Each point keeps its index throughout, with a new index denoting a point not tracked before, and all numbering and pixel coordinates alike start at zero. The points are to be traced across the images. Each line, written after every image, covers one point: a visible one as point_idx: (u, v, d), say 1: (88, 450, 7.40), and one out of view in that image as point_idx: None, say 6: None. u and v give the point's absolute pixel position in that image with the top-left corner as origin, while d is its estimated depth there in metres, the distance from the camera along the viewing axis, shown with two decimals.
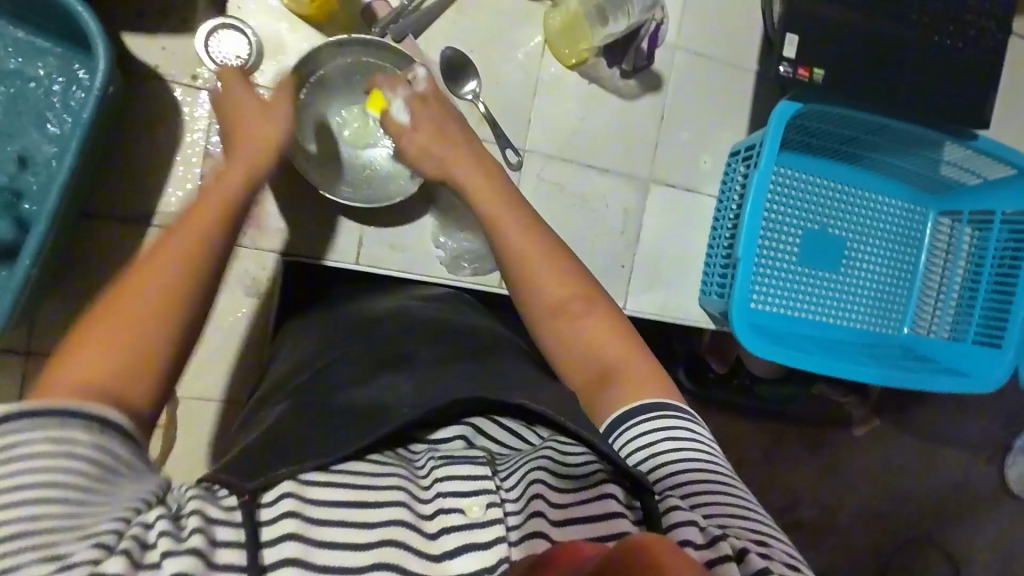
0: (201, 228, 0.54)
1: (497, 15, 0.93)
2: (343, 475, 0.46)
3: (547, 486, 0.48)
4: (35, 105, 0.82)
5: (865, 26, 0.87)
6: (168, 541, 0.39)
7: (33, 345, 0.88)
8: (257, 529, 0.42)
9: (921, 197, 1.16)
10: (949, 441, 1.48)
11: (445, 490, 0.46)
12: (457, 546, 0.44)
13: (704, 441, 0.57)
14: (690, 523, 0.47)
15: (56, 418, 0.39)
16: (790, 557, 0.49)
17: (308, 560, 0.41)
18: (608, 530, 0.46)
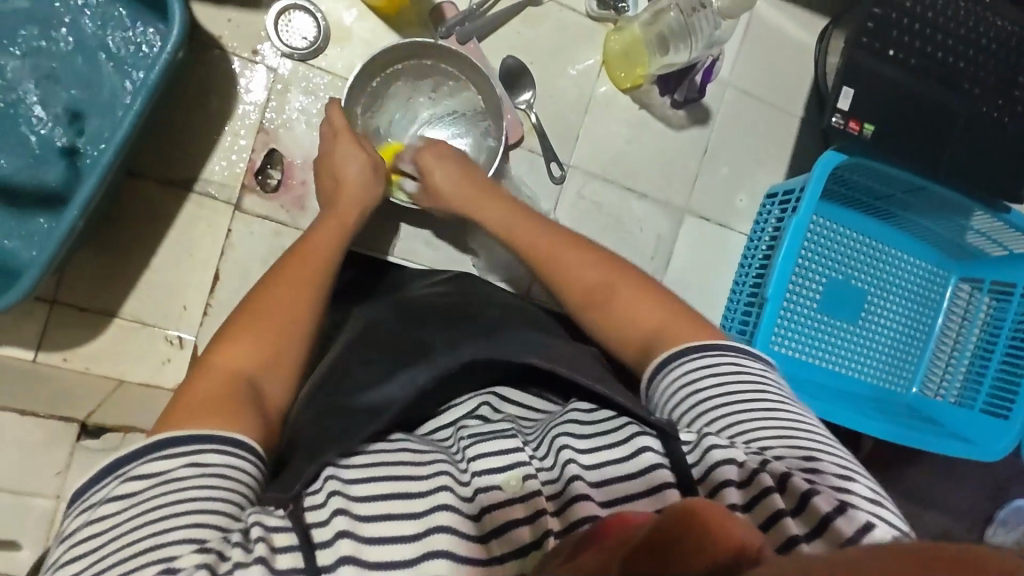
0: (298, 270, 0.65)
1: (560, 30, 0.94)
2: (382, 466, 0.46)
3: (577, 452, 0.49)
4: (101, 61, 0.84)
5: (917, 89, 0.89)
6: (240, 552, 0.40)
7: (60, 293, 0.88)
8: (308, 533, 0.43)
9: (944, 262, 1.18)
10: (935, 505, 1.49)
11: (481, 468, 0.47)
12: (501, 523, 0.44)
13: (750, 367, 0.55)
14: (730, 461, 0.47)
15: (199, 445, 0.45)
16: (845, 466, 0.49)
17: (361, 558, 0.41)
18: (649, 486, 0.47)
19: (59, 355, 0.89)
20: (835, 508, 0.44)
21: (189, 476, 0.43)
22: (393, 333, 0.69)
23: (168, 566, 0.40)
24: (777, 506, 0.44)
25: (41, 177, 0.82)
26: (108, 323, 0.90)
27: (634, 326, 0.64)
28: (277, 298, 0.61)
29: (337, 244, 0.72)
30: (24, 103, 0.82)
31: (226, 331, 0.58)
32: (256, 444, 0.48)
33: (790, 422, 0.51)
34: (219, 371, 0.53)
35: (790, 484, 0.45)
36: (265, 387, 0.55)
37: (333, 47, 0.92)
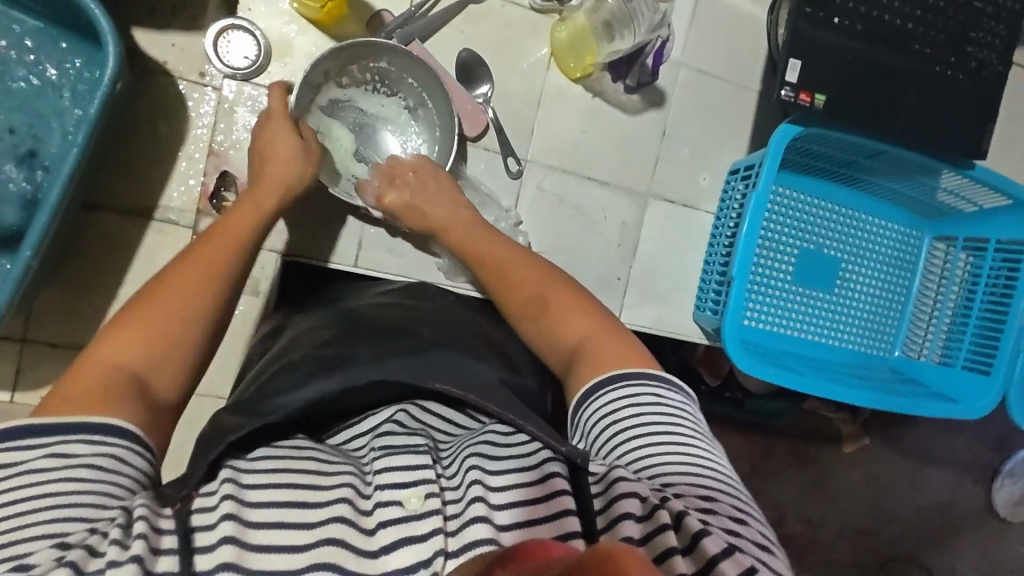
0: (215, 249, 0.65)
1: (507, 26, 0.94)
2: (281, 475, 0.48)
3: (485, 472, 0.49)
4: (45, 99, 0.84)
5: (865, 54, 0.88)
6: (115, 549, 0.40)
7: (29, 332, 0.89)
8: (190, 536, 0.43)
9: (917, 222, 1.17)
10: (934, 461, 1.49)
11: (384, 483, 0.48)
12: (394, 541, 0.45)
13: (671, 406, 0.56)
14: (632, 495, 0.48)
15: (63, 439, 0.45)
16: (739, 512, 0.50)
17: (243, 564, 0.42)
18: (551, 510, 0.48)
19: (33, 394, 0.89)
20: (722, 551, 0.44)
21: (50, 468, 0.44)
22: (347, 349, 0.69)
23: (22, 561, 0.39)
24: (668, 544, 0.44)
25: None
26: (80, 356, 0.90)
27: (565, 339, 0.68)
28: (182, 276, 0.60)
29: (256, 220, 0.71)
30: None
31: (118, 318, 0.56)
32: (138, 430, 0.49)
33: (694, 457, 0.53)
34: (101, 364, 0.52)
35: (684, 524, 0.46)
36: (155, 379, 0.54)
37: (275, 64, 0.89)
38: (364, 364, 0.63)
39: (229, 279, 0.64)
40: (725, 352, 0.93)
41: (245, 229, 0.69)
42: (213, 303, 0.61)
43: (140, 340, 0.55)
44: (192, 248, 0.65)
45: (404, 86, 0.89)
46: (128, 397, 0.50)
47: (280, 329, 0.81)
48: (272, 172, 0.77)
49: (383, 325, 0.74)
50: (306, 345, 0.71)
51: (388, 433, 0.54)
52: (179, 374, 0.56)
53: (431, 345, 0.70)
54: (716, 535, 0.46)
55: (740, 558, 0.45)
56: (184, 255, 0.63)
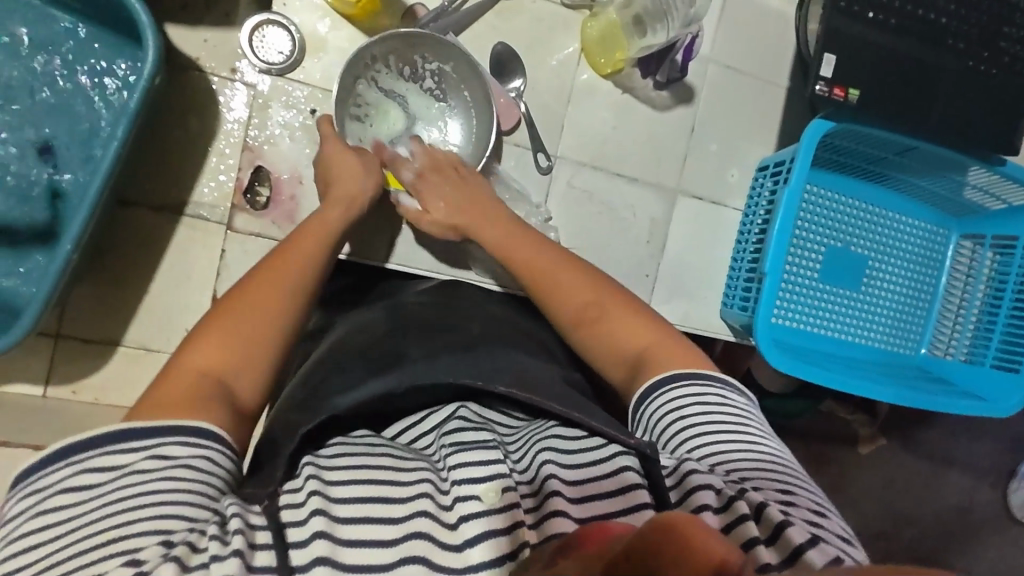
0: (285, 270, 0.66)
1: (538, 21, 0.94)
2: (361, 470, 0.49)
3: (559, 467, 0.51)
4: (81, 94, 0.84)
5: (898, 49, 0.87)
6: (216, 545, 0.43)
7: (63, 328, 0.89)
8: (282, 531, 0.45)
9: (943, 220, 1.17)
10: (954, 463, 1.47)
11: (461, 478, 0.49)
12: (477, 535, 0.46)
13: (736, 407, 0.58)
14: (708, 487, 0.50)
15: (162, 439, 0.47)
16: (816, 504, 0.52)
17: (337, 559, 0.43)
18: (628, 503, 0.49)
19: (66, 388, 0.90)
20: (807, 540, 0.46)
21: (153, 468, 0.45)
22: (392, 348, 0.70)
23: (134, 557, 0.41)
24: (751, 534, 0.46)
25: (34, 216, 0.84)
26: (113, 351, 0.91)
27: (626, 352, 0.69)
28: (255, 294, 0.62)
29: (324, 240, 0.73)
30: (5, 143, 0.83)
31: (198, 329, 0.59)
32: (224, 434, 0.51)
33: (764, 454, 0.55)
34: (187, 374, 0.54)
35: (765, 515, 0.47)
36: (236, 387, 0.56)
37: (309, 59, 0.89)
38: (416, 362, 0.65)
39: (304, 299, 0.66)
40: (756, 347, 0.93)
41: (314, 247, 0.71)
42: (286, 317, 0.63)
43: (220, 346, 0.57)
44: (262, 267, 0.66)
45: (450, 83, 0.90)
46: (212, 401, 0.52)
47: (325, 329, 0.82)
48: (335, 196, 0.77)
49: (421, 323, 0.75)
50: (360, 343, 0.72)
51: (455, 430, 0.56)
52: (256, 380, 0.58)
53: (480, 340, 0.71)
54: (798, 526, 0.47)
55: (826, 548, 0.46)
56: (258, 270, 0.65)
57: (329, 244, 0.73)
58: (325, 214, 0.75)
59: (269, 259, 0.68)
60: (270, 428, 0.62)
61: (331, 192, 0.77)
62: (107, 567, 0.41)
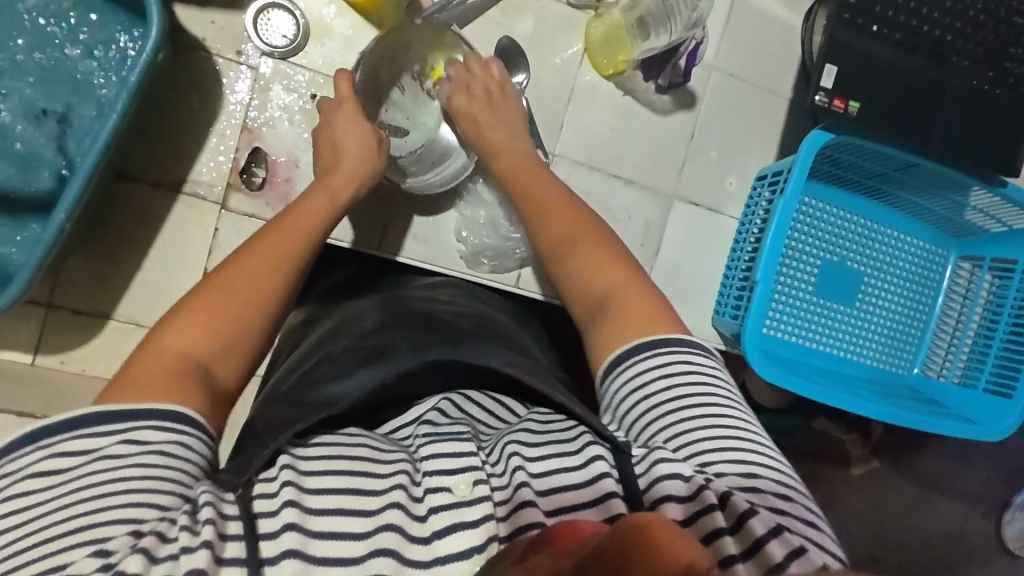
0: (279, 244, 0.66)
1: (543, 18, 0.94)
2: (336, 461, 0.49)
3: (526, 459, 0.51)
4: (85, 68, 0.85)
5: (901, 65, 0.87)
6: (188, 535, 0.42)
7: (55, 297, 0.90)
8: (253, 522, 0.45)
9: (942, 240, 1.16)
10: (945, 489, 1.46)
11: (432, 470, 0.49)
12: (445, 527, 0.46)
13: (706, 378, 0.56)
14: (674, 477, 0.49)
15: (133, 421, 0.47)
16: (784, 485, 0.52)
17: (308, 552, 0.43)
18: (595, 495, 0.49)
19: (55, 358, 0.91)
20: (768, 530, 0.46)
21: (124, 454, 0.45)
22: (378, 339, 0.70)
23: (102, 548, 0.41)
24: (716, 525, 0.46)
25: (31, 182, 0.85)
26: (103, 324, 0.91)
27: (594, 292, 0.68)
28: (241, 270, 0.62)
29: (323, 215, 0.72)
30: (9, 110, 0.84)
31: (186, 302, 0.58)
32: (200, 419, 0.50)
33: (737, 434, 0.54)
34: (165, 351, 0.54)
35: (730, 504, 0.47)
36: (217, 369, 0.56)
37: (313, 44, 0.92)
38: (402, 355, 0.64)
39: (292, 272, 0.65)
40: (744, 356, 0.92)
41: (312, 224, 0.70)
42: (276, 298, 0.62)
43: (206, 322, 0.57)
44: (255, 241, 0.66)
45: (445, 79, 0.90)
46: (193, 383, 0.52)
47: (316, 319, 0.82)
48: (345, 166, 0.77)
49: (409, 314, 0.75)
50: (352, 332, 0.73)
51: (431, 423, 0.56)
52: (240, 357, 0.58)
53: (466, 334, 0.71)
54: (761, 513, 0.47)
55: (789, 537, 0.46)
56: (251, 245, 0.65)
57: (328, 220, 0.72)
58: (329, 183, 0.75)
59: (265, 231, 0.67)
60: (258, 417, 0.63)
61: (340, 165, 0.77)
62: (77, 555, 0.41)
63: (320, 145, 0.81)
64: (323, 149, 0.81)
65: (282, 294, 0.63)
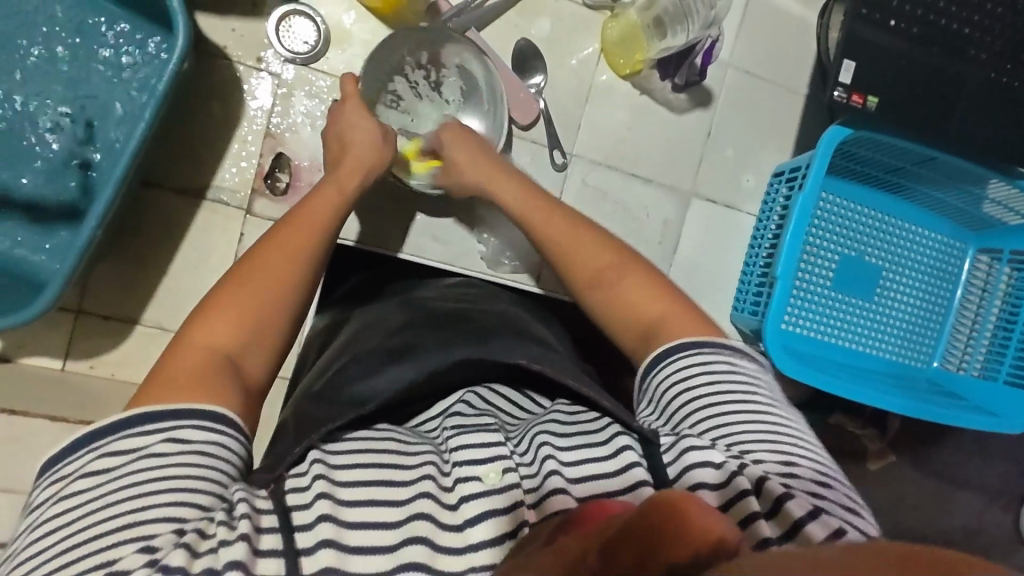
0: (300, 234, 0.67)
1: (560, 19, 0.95)
2: (365, 454, 0.50)
3: (556, 449, 0.51)
4: (111, 77, 0.87)
5: (919, 59, 0.87)
6: (225, 531, 0.43)
7: (84, 303, 0.91)
8: (288, 514, 0.46)
9: (959, 233, 1.15)
10: (964, 483, 1.45)
11: (462, 460, 0.50)
12: (479, 513, 0.47)
13: (741, 372, 0.57)
14: (706, 463, 0.50)
15: (174, 418, 0.47)
16: (820, 473, 0.53)
17: (342, 541, 0.44)
18: (625, 485, 0.50)
19: (85, 362, 0.92)
20: (807, 513, 0.47)
21: (168, 451, 0.46)
22: (406, 339, 0.71)
23: (148, 544, 0.42)
24: (753, 509, 0.47)
25: (60, 191, 0.87)
26: (131, 329, 0.93)
27: (638, 317, 0.67)
28: (262, 263, 0.63)
29: (335, 204, 0.73)
30: (38, 119, 0.86)
31: (210, 302, 0.59)
32: (233, 416, 0.50)
33: (767, 422, 0.54)
34: (195, 347, 0.55)
35: (766, 488, 0.48)
36: (247, 363, 0.57)
37: (334, 50, 0.93)
38: (431, 354, 0.66)
39: (314, 267, 0.66)
40: (765, 352, 0.93)
41: (323, 214, 0.71)
42: (299, 293, 0.63)
43: (232, 319, 0.58)
44: (273, 233, 0.67)
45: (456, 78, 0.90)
46: (223, 377, 0.53)
47: (339, 322, 0.83)
48: (351, 157, 0.78)
49: (434, 315, 0.76)
50: (377, 334, 0.73)
51: (460, 415, 0.57)
52: (269, 352, 0.60)
53: (490, 332, 0.72)
54: (799, 498, 0.48)
55: (827, 520, 0.47)
56: (268, 239, 0.66)
57: (341, 209, 0.73)
58: (336, 175, 0.76)
59: (277, 227, 0.68)
60: (290, 419, 0.64)
61: (346, 157, 0.78)
62: (123, 552, 0.42)
63: (331, 140, 0.82)
64: (333, 145, 0.81)
65: (305, 289, 0.64)
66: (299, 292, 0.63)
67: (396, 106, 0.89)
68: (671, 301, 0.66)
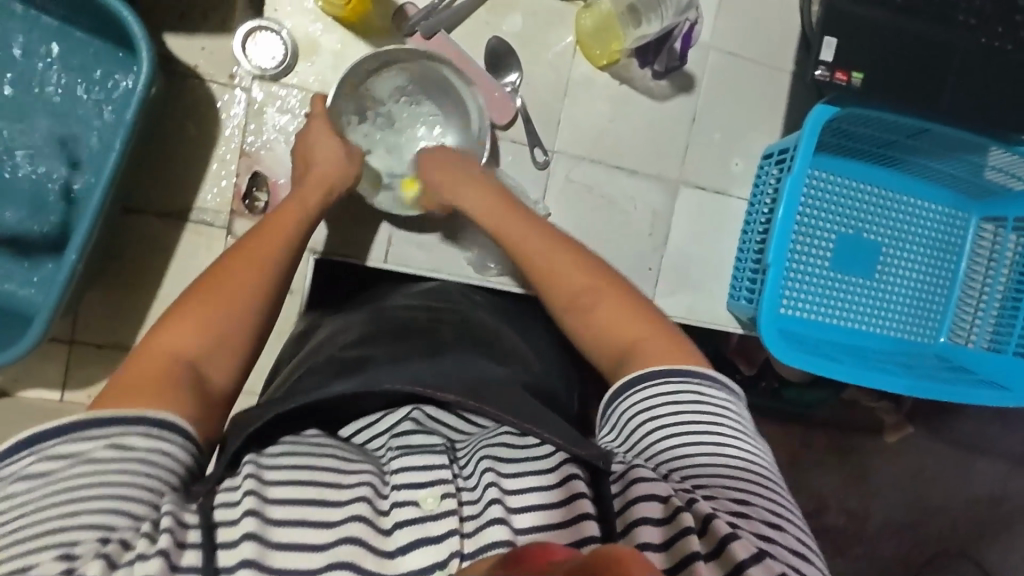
0: (270, 240, 0.69)
1: (533, 14, 0.93)
2: (302, 471, 0.48)
3: (500, 476, 0.49)
4: (81, 105, 0.86)
5: (903, 28, 0.84)
6: (145, 543, 0.42)
7: (77, 334, 0.92)
8: (213, 531, 0.44)
9: (961, 202, 1.12)
10: (982, 453, 1.42)
11: (400, 483, 0.48)
12: (409, 543, 0.45)
13: (710, 405, 0.56)
14: (651, 498, 0.48)
15: (121, 425, 0.47)
16: (776, 515, 0.50)
17: (265, 562, 0.42)
18: (567, 517, 0.47)
19: (81, 392, 0.93)
20: (751, 556, 0.45)
21: (110, 457, 0.45)
22: (384, 351, 0.70)
23: (68, 552, 0.40)
24: (692, 549, 0.45)
25: (43, 224, 0.87)
26: (123, 356, 0.93)
27: (614, 339, 0.66)
28: (232, 272, 0.64)
29: (303, 219, 0.74)
30: (9, 151, 0.86)
31: (173, 308, 0.60)
32: (185, 424, 0.50)
33: (731, 462, 0.53)
34: (162, 352, 0.56)
35: (710, 527, 0.46)
36: (210, 369, 0.57)
37: (302, 64, 0.89)
38: (402, 364, 0.63)
39: (273, 290, 0.66)
40: (760, 341, 0.91)
41: (291, 227, 0.72)
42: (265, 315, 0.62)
43: (195, 322, 0.59)
44: (250, 235, 0.70)
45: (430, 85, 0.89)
46: (179, 386, 0.53)
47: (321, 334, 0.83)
48: (316, 174, 0.79)
49: (415, 327, 0.75)
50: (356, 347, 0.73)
51: (405, 434, 0.55)
52: (232, 359, 0.59)
53: (457, 347, 0.71)
54: (744, 538, 0.46)
55: (770, 564, 0.45)
56: (235, 250, 0.67)
57: (305, 223, 0.74)
58: (301, 189, 0.77)
59: (246, 238, 0.69)
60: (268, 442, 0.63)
61: (312, 172, 0.79)
62: (41, 559, 0.40)
63: (297, 149, 0.82)
64: (299, 154, 0.82)
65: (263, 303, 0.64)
66: (259, 309, 0.63)
67: (369, 120, 0.90)
68: (653, 327, 0.65)
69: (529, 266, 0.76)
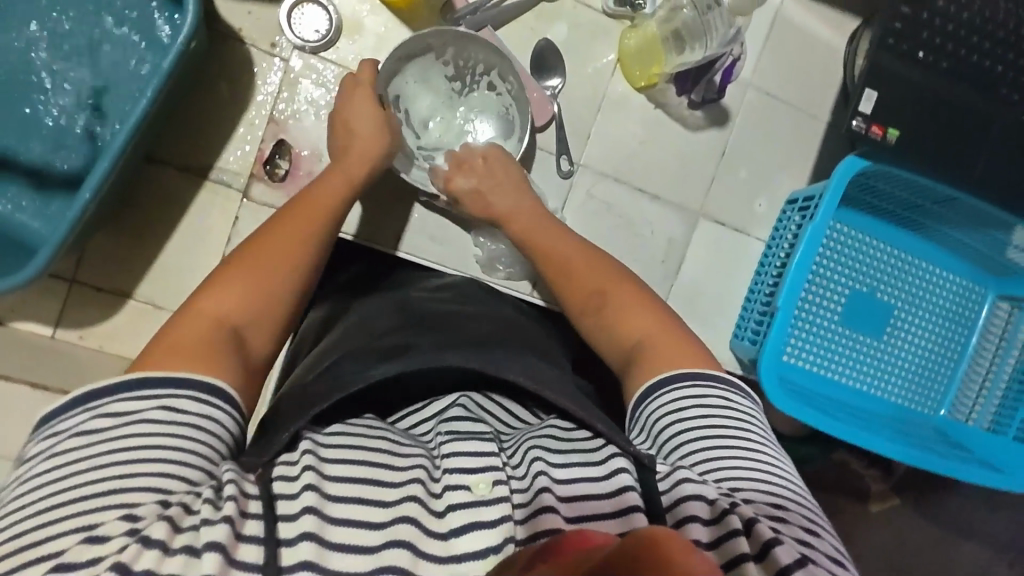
0: (309, 216, 0.66)
1: (578, 26, 0.93)
2: (358, 450, 0.48)
3: (550, 465, 0.49)
4: (119, 48, 0.87)
5: (946, 93, 0.84)
6: (209, 508, 0.41)
7: (79, 275, 0.91)
8: (273, 502, 0.43)
9: (980, 278, 1.11)
10: (972, 535, 1.38)
11: (454, 466, 0.47)
12: (463, 525, 0.44)
13: (739, 411, 0.55)
14: (698, 497, 0.48)
15: (172, 391, 0.46)
16: (810, 520, 0.50)
17: (325, 536, 0.41)
18: (615, 507, 0.47)
19: (75, 333, 0.92)
20: (794, 561, 0.43)
21: (162, 420, 0.45)
22: (392, 339, 0.69)
23: (131, 513, 0.40)
24: (740, 551, 0.44)
25: (61, 159, 0.87)
26: (124, 302, 0.93)
27: (627, 338, 0.66)
28: (270, 244, 0.62)
29: (342, 197, 0.72)
30: (40, 84, 0.86)
31: (216, 275, 0.59)
32: (232, 392, 0.49)
33: (762, 468, 0.52)
34: (208, 317, 0.55)
35: (755, 530, 0.45)
36: (249, 336, 0.56)
37: (345, 39, 0.92)
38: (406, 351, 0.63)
39: (309, 267, 0.63)
40: (759, 382, 0.90)
41: (326, 207, 0.69)
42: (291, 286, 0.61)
43: (237, 291, 0.57)
44: (288, 208, 0.67)
45: (502, 120, 0.91)
46: (224, 348, 0.52)
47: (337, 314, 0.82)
48: (357, 147, 0.77)
49: (422, 319, 0.75)
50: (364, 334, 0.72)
51: (453, 419, 0.54)
52: (268, 334, 0.58)
53: (464, 340, 0.70)
54: (789, 542, 0.45)
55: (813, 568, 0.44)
56: (280, 215, 0.66)
57: (344, 202, 0.72)
58: (342, 167, 0.75)
59: (282, 213, 0.67)
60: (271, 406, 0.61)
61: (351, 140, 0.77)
62: (105, 518, 0.40)
63: (337, 111, 0.81)
64: (338, 119, 0.80)
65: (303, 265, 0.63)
66: (292, 279, 0.61)
67: (455, 87, 0.90)
68: (663, 324, 0.64)
69: (544, 262, 0.76)
